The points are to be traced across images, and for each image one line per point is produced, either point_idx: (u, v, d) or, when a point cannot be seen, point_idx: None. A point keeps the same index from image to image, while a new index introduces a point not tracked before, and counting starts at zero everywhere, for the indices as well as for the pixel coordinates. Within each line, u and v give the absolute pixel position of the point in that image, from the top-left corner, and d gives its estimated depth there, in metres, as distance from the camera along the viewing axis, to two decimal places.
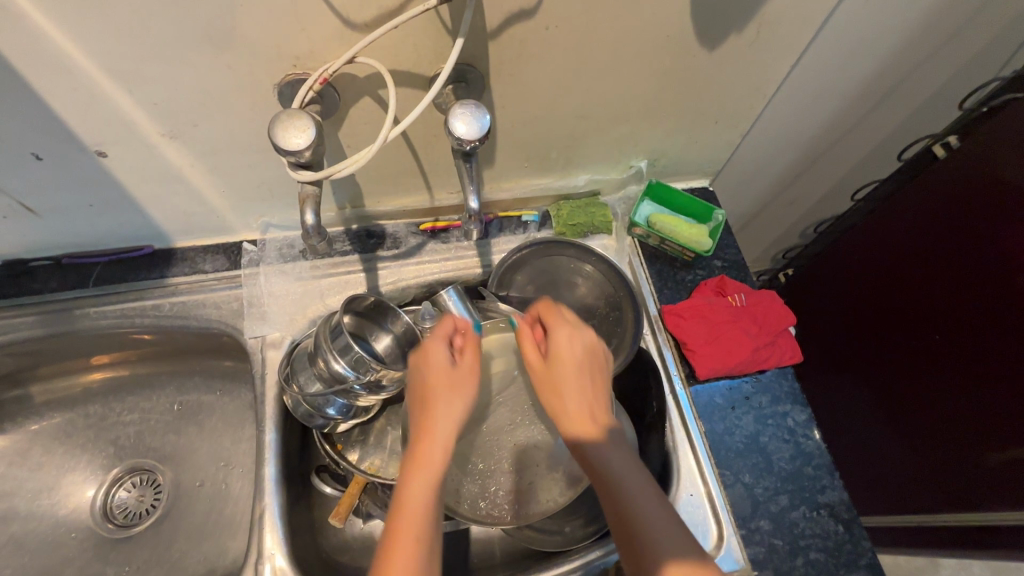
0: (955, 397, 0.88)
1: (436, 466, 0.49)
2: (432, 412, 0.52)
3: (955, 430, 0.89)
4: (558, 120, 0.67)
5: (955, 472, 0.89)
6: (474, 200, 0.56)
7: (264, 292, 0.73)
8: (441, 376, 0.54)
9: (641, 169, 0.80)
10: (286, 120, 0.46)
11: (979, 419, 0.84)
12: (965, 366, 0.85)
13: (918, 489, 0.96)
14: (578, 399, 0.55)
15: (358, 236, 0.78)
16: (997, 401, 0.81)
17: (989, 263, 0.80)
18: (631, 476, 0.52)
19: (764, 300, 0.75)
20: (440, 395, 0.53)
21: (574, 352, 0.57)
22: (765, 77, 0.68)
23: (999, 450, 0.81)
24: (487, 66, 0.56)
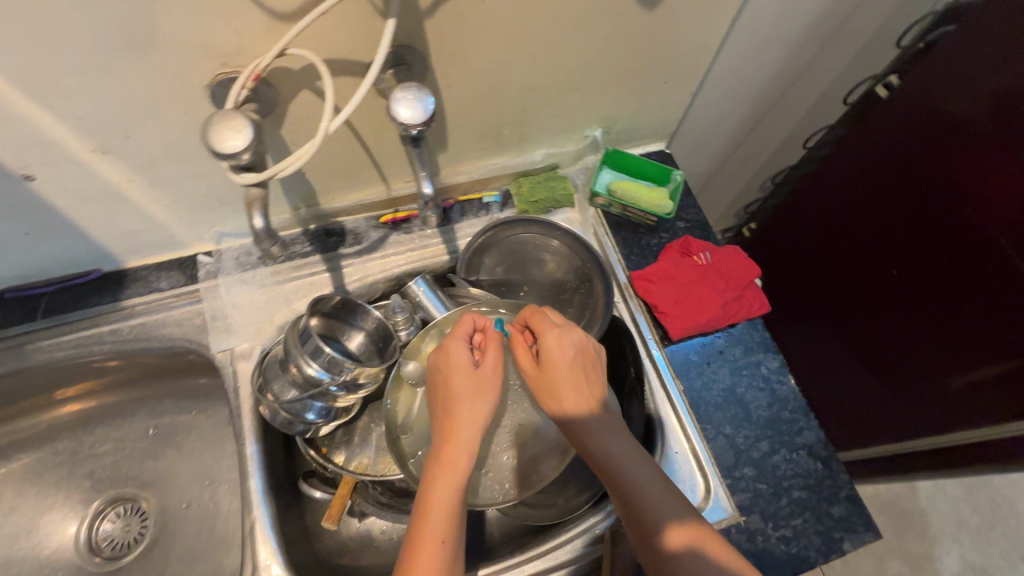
0: (916, 329, 0.92)
1: (460, 467, 0.51)
2: (455, 414, 0.53)
3: (919, 359, 0.93)
4: (506, 96, 0.65)
5: (920, 400, 0.94)
6: (428, 185, 0.55)
7: (227, 303, 0.71)
8: (461, 377, 0.55)
9: (596, 138, 0.80)
10: (219, 122, 0.44)
11: (939, 346, 0.89)
12: (921, 297, 0.89)
13: (891, 419, 1.00)
14: (578, 401, 0.56)
15: (317, 236, 0.76)
16: (956, 328, 0.85)
17: (936, 197, 0.84)
18: (635, 470, 0.54)
19: (728, 256, 0.77)
20: (463, 397, 0.54)
21: (572, 352, 0.58)
22: (708, 32, 0.68)
23: (964, 372, 0.86)
24: (426, 47, 0.54)
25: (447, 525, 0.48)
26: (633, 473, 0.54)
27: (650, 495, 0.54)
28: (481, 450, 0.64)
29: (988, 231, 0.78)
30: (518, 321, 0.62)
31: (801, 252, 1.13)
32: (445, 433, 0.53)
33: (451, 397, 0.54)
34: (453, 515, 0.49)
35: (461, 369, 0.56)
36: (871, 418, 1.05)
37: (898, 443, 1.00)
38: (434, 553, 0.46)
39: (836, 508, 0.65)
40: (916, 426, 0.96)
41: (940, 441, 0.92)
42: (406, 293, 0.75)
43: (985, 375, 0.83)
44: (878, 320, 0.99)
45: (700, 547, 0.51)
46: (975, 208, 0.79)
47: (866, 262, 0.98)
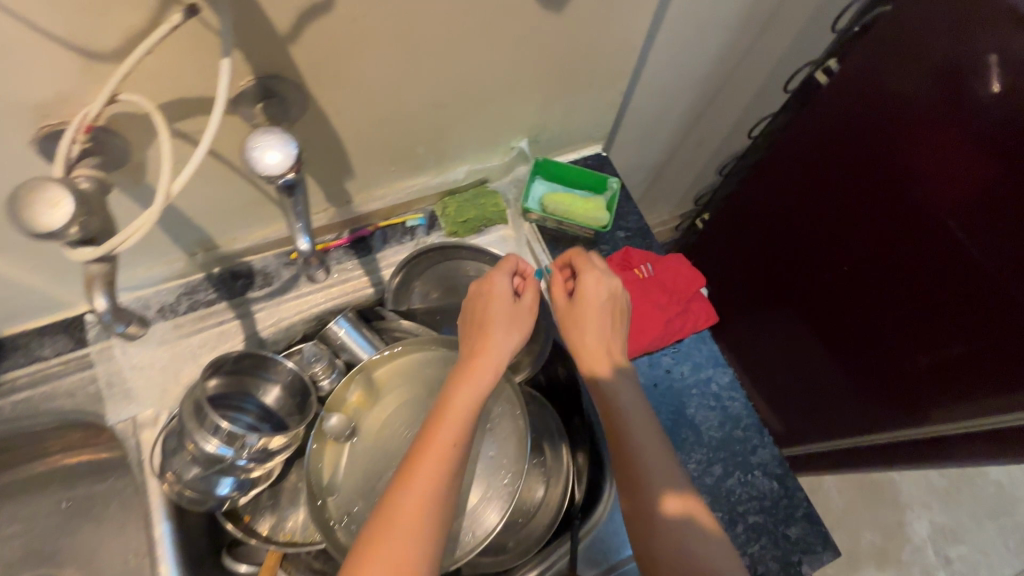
0: (879, 322, 0.89)
1: (480, 389, 0.51)
2: (487, 338, 0.53)
3: (886, 348, 0.89)
4: (412, 115, 0.59)
5: (886, 394, 0.92)
6: (304, 239, 0.47)
7: (124, 366, 0.64)
8: (498, 306, 0.56)
9: (523, 149, 0.73)
10: (28, 194, 0.36)
11: (904, 334, 0.85)
12: (881, 289, 0.86)
13: (861, 410, 0.97)
14: (597, 341, 0.57)
15: (222, 280, 0.68)
16: (917, 319, 0.82)
17: (887, 184, 0.80)
18: (639, 425, 0.54)
19: (670, 266, 0.73)
20: (498, 324, 0.54)
21: (606, 297, 0.58)
22: (631, 29, 0.62)
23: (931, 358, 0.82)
24: (299, 75, 0.47)
25: (458, 438, 0.48)
26: (638, 437, 0.53)
27: (648, 473, 0.52)
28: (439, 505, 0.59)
29: (939, 217, 0.75)
30: (559, 260, 0.64)
31: (755, 246, 1.09)
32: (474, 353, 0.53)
33: (486, 323, 0.55)
34: (464, 433, 0.49)
35: (502, 302, 0.56)
36: (834, 412, 1.03)
37: (865, 438, 0.98)
38: (434, 467, 0.46)
39: (794, 528, 0.63)
40: (883, 421, 0.94)
41: (909, 436, 0.90)
42: (326, 336, 0.69)
43: (952, 359, 0.80)
44: (837, 316, 0.96)
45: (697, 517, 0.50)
46: (927, 193, 0.76)
47: (821, 256, 0.95)
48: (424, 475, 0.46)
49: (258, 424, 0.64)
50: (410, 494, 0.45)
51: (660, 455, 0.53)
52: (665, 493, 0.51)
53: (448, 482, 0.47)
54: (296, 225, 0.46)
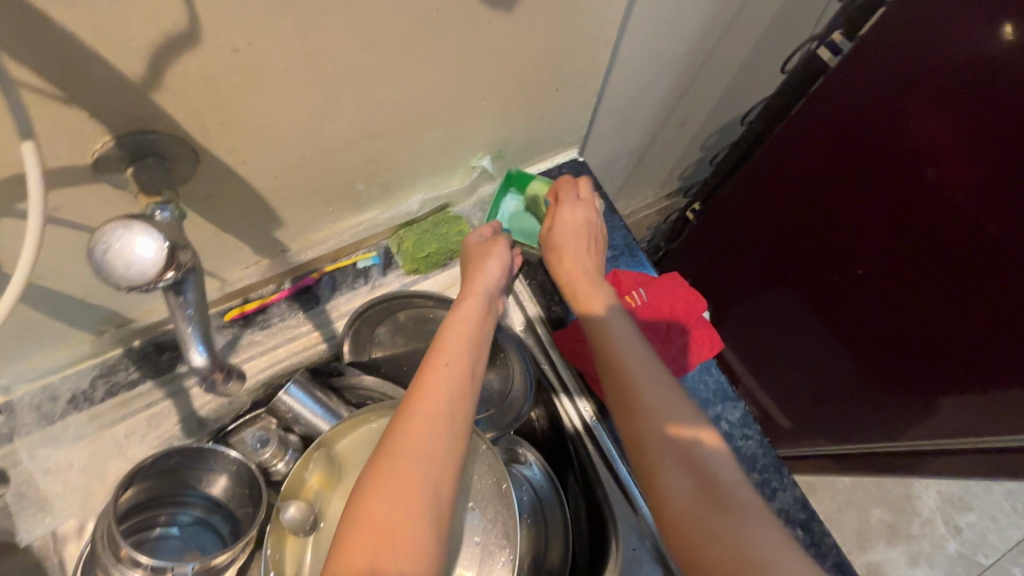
0: (897, 321, 0.79)
1: (469, 318, 0.53)
2: (474, 275, 0.57)
3: (905, 352, 0.79)
4: (341, 149, 0.48)
5: (907, 402, 0.82)
6: (200, 354, 0.35)
7: (32, 473, 0.54)
8: (476, 251, 0.59)
9: (485, 167, 0.63)
10: None
11: (922, 335, 0.76)
12: (896, 290, 0.77)
13: (880, 418, 0.88)
14: (574, 258, 0.58)
15: (145, 355, 0.58)
16: (939, 316, 0.73)
17: (899, 171, 0.71)
18: (634, 344, 0.52)
19: (665, 289, 0.64)
20: (480, 261, 0.58)
21: (579, 220, 0.60)
22: (600, 19, 0.51)
23: (962, 359, 0.72)
24: (177, 125, 0.36)
25: (453, 365, 0.48)
26: (621, 350, 0.51)
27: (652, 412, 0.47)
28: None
29: (958, 200, 0.66)
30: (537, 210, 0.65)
31: (754, 247, 0.99)
32: (464, 296, 0.55)
33: (472, 268, 0.57)
34: (464, 365, 0.49)
35: (488, 249, 0.59)
36: (849, 419, 0.94)
37: (889, 445, 0.89)
38: (437, 398, 0.45)
39: None
40: (906, 428, 0.85)
41: (938, 445, 0.81)
42: (275, 410, 0.59)
43: (983, 362, 0.70)
44: (849, 321, 0.86)
45: (699, 441, 0.47)
46: (942, 177, 0.66)
47: (829, 256, 0.85)
48: (427, 405, 0.45)
49: (212, 515, 0.57)
50: (414, 425, 0.44)
51: (661, 385, 0.49)
52: (664, 416, 0.47)
53: (454, 416, 0.45)
54: (184, 329, 0.35)
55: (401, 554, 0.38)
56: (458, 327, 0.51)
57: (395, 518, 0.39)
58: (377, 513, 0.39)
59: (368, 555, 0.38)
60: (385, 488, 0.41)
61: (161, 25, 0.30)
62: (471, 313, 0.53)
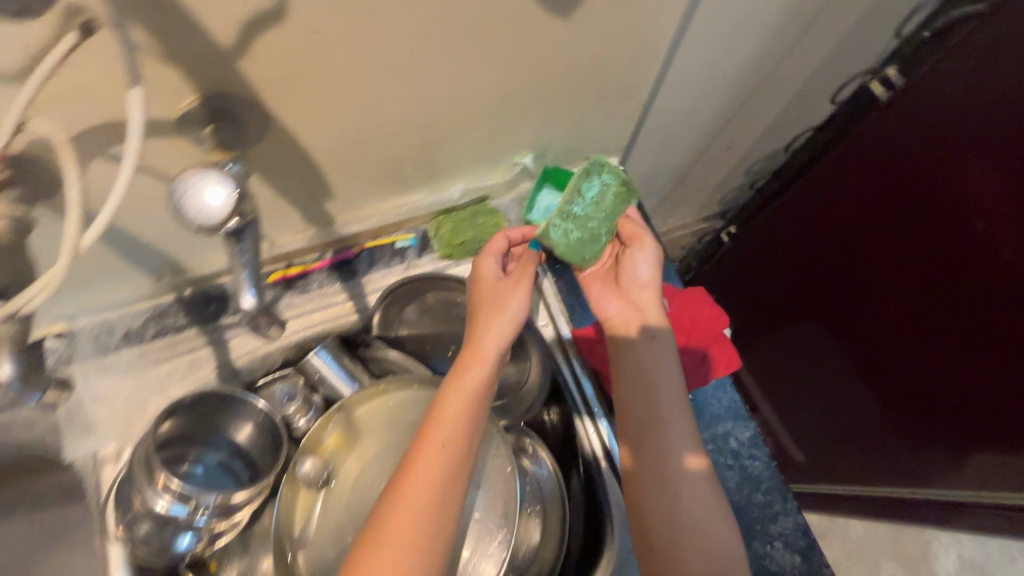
0: (928, 368, 0.77)
1: (477, 370, 0.51)
2: (482, 320, 0.54)
3: (932, 398, 0.78)
4: (396, 132, 0.51)
5: (930, 450, 0.81)
6: (249, 295, 0.39)
7: (83, 397, 0.59)
8: (487, 287, 0.56)
9: (527, 165, 0.65)
10: None
11: (952, 384, 0.75)
12: (928, 342, 0.76)
13: (899, 462, 0.86)
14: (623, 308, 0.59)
15: (192, 304, 0.63)
16: (971, 370, 0.72)
17: (942, 219, 0.70)
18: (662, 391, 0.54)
19: (687, 302, 0.66)
20: (489, 304, 0.55)
21: (645, 259, 0.60)
22: (652, 34, 0.53)
23: (995, 415, 0.71)
24: (255, 93, 0.40)
25: (458, 423, 0.48)
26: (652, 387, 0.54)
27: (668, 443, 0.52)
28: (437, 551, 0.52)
29: (1006, 257, 0.65)
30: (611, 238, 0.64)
31: (784, 277, 0.98)
32: (483, 324, 0.54)
33: (487, 294, 0.56)
34: (464, 424, 0.48)
35: (502, 287, 0.56)
36: (866, 460, 0.92)
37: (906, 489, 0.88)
38: (443, 446, 0.47)
39: None
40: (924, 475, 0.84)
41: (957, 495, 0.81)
42: (302, 368, 0.63)
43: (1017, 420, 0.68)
44: (877, 362, 0.84)
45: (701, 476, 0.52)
46: (986, 232, 0.66)
47: (862, 296, 0.84)
48: (432, 450, 0.46)
49: (236, 460, 0.60)
50: (415, 482, 0.45)
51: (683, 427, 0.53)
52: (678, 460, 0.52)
53: (454, 476, 0.46)
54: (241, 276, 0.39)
55: None
56: (473, 365, 0.51)
57: (408, 554, 0.42)
58: (388, 549, 0.42)
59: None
60: (398, 531, 0.43)
61: (254, 2, 0.34)
62: (489, 346, 0.53)
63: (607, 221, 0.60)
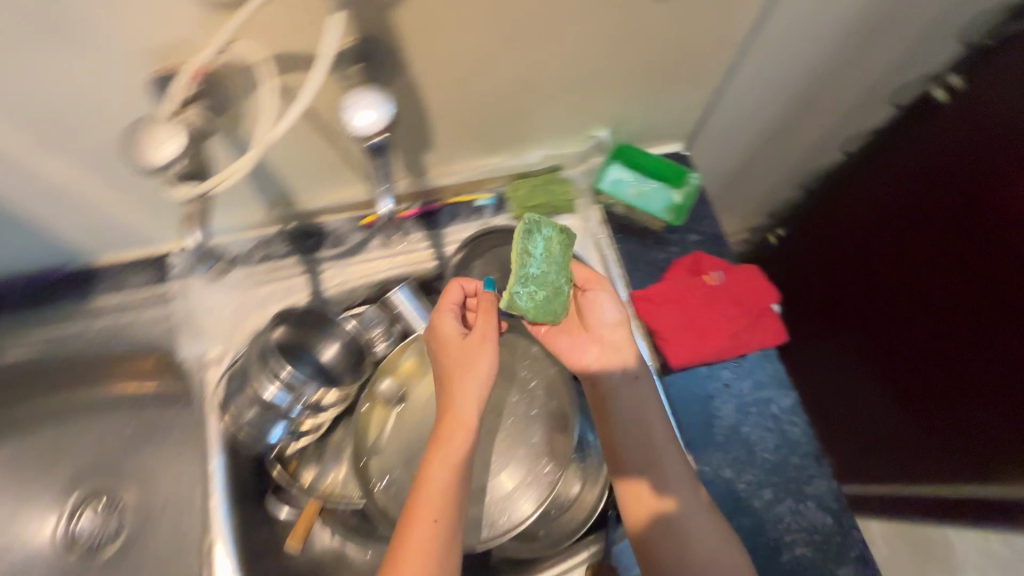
0: (948, 366, 0.79)
1: (456, 440, 0.51)
2: (453, 386, 0.54)
3: (947, 395, 0.80)
4: (496, 93, 0.58)
5: (935, 449, 0.82)
6: (386, 202, 0.49)
7: (198, 306, 0.68)
8: (454, 349, 0.56)
9: (602, 139, 0.72)
10: (147, 126, 0.40)
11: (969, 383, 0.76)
12: (952, 340, 0.77)
13: (904, 459, 0.88)
14: (598, 358, 0.60)
15: (294, 237, 0.70)
16: (987, 372, 0.73)
17: (989, 214, 0.71)
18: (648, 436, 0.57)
19: (743, 277, 0.69)
20: (457, 369, 0.54)
21: (609, 305, 0.61)
22: (733, 24, 0.58)
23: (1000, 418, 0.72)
24: (397, 41, 0.48)
25: (444, 496, 0.49)
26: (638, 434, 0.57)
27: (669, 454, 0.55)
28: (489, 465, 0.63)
29: None
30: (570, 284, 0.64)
31: (823, 272, 1.01)
32: (457, 382, 0.54)
33: (457, 351, 0.55)
34: (452, 493, 0.49)
35: (470, 347, 0.55)
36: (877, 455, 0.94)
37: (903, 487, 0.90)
38: (438, 511, 0.48)
39: (842, 569, 0.59)
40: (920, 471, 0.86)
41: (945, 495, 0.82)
42: (384, 303, 0.67)
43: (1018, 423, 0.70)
44: (919, 353, 0.83)
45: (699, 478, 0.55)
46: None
47: (910, 284, 0.83)
48: (427, 515, 0.47)
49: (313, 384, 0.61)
50: (412, 556, 0.45)
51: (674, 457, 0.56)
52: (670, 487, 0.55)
53: (447, 546, 0.47)
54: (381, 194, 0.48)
55: None
56: (453, 428, 0.52)
57: None
58: None
59: None
60: None
61: None
62: (466, 401, 0.53)
63: (561, 271, 0.60)
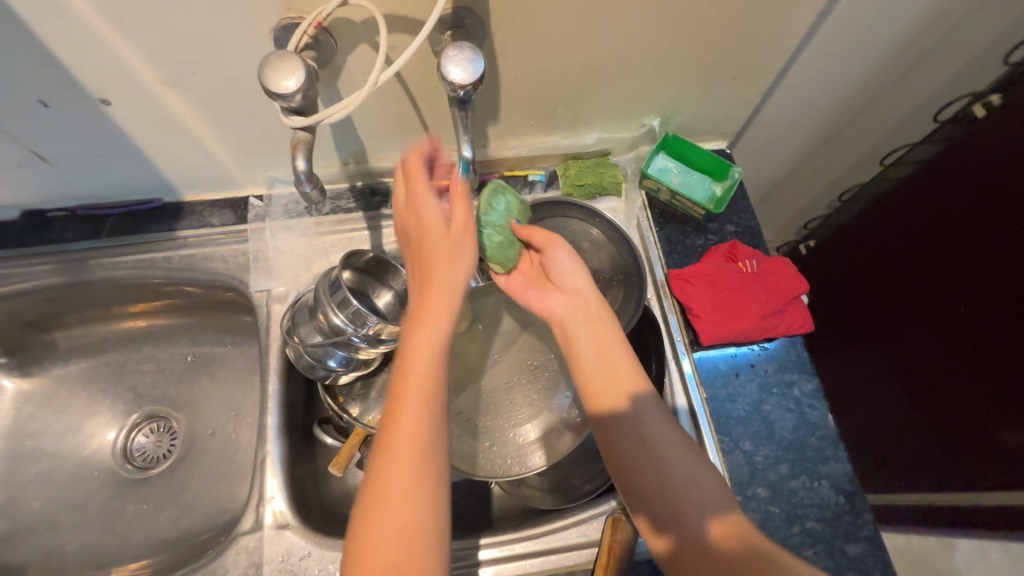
0: (964, 384, 0.82)
1: (435, 335, 0.48)
2: (431, 275, 0.49)
3: (958, 409, 0.83)
4: (564, 74, 0.64)
5: (942, 461, 0.86)
6: (468, 149, 0.54)
7: (270, 247, 0.75)
8: (433, 235, 0.50)
9: (653, 128, 0.77)
10: (275, 61, 0.46)
11: (982, 402, 0.80)
12: (972, 363, 0.80)
13: (913, 468, 0.92)
14: (561, 304, 0.59)
15: (361, 194, 0.77)
16: (1000, 393, 0.76)
17: (1007, 242, 0.73)
18: (616, 386, 0.54)
19: (777, 267, 0.72)
20: (436, 258, 0.49)
21: (567, 256, 0.60)
22: (792, 29, 0.62)
23: (1007, 435, 0.76)
24: (488, 13, 0.53)
25: (428, 390, 0.46)
26: (602, 388, 0.54)
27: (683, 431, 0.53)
28: (512, 418, 0.66)
29: None
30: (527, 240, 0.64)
31: (847, 283, 1.04)
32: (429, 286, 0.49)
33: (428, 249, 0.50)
34: (434, 385, 0.47)
35: (449, 236, 0.50)
36: (888, 462, 0.97)
37: (906, 493, 0.94)
38: (415, 420, 0.45)
39: (851, 545, 0.62)
40: (925, 479, 0.90)
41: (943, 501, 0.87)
42: None
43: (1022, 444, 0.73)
44: (936, 362, 0.86)
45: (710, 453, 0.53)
46: None
47: (933, 299, 0.85)
48: (405, 424, 0.45)
49: None
50: (393, 449, 0.44)
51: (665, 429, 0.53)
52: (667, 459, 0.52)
53: (429, 441, 0.45)
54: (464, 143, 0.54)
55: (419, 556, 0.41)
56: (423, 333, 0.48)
57: (407, 524, 0.42)
58: (383, 527, 0.42)
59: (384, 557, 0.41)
60: (387, 503, 0.42)
61: None
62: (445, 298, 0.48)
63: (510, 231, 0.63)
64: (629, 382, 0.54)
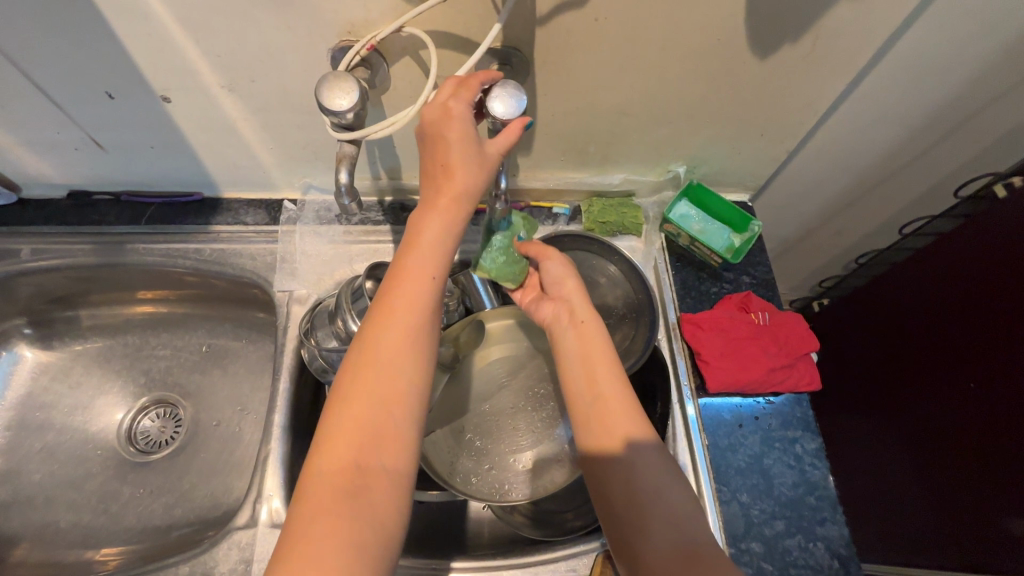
0: (970, 463, 0.81)
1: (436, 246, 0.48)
2: (449, 185, 0.48)
3: (964, 488, 0.82)
4: (599, 115, 0.67)
5: (948, 539, 0.84)
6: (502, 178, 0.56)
7: (298, 250, 0.78)
8: (454, 144, 0.47)
9: (679, 174, 0.79)
10: (332, 81, 0.49)
11: (988, 484, 0.78)
12: (980, 441, 0.79)
13: (916, 541, 0.90)
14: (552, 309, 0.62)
15: (391, 209, 0.81)
16: (1009, 472, 0.74)
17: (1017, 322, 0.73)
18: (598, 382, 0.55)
19: (788, 322, 0.73)
20: (455, 170, 0.47)
21: (560, 270, 0.63)
22: (821, 94, 0.65)
23: (1014, 521, 0.73)
24: (533, 53, 0.56)
25: (423, 294, 0.47)
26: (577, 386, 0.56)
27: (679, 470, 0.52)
28: (509, 444, 0.66)
29: None
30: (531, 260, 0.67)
31: (858, 347, 1.04)
32: (431, 211, 0.48)
33: (437, 180, 0.48)
34: (430, 292, 0.48)
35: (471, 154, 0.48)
36: (889, 532, 0.95)
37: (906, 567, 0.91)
38: (400, 338, 0.45)
39: None
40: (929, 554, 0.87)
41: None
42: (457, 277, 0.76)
43: None
44: (943, 434, 0.85)
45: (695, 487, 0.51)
46: None
47: (943, 371, 0.85)
48: (391, 333, 0.45)
49: None
50: (381, 346, 0.45)
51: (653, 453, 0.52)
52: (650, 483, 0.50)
53: (414, 345, 0.46)
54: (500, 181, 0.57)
55: (385, 451, 0.42)
56: (416, 256, 0.48)
57: (380, 424, 0.42)
58: (359, 416, 0.42)
59: (351, 449, 0.41)
60: (364, 395, 0.43)
61: None
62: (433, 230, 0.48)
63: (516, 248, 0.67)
64: (603, 381, 0.55)
